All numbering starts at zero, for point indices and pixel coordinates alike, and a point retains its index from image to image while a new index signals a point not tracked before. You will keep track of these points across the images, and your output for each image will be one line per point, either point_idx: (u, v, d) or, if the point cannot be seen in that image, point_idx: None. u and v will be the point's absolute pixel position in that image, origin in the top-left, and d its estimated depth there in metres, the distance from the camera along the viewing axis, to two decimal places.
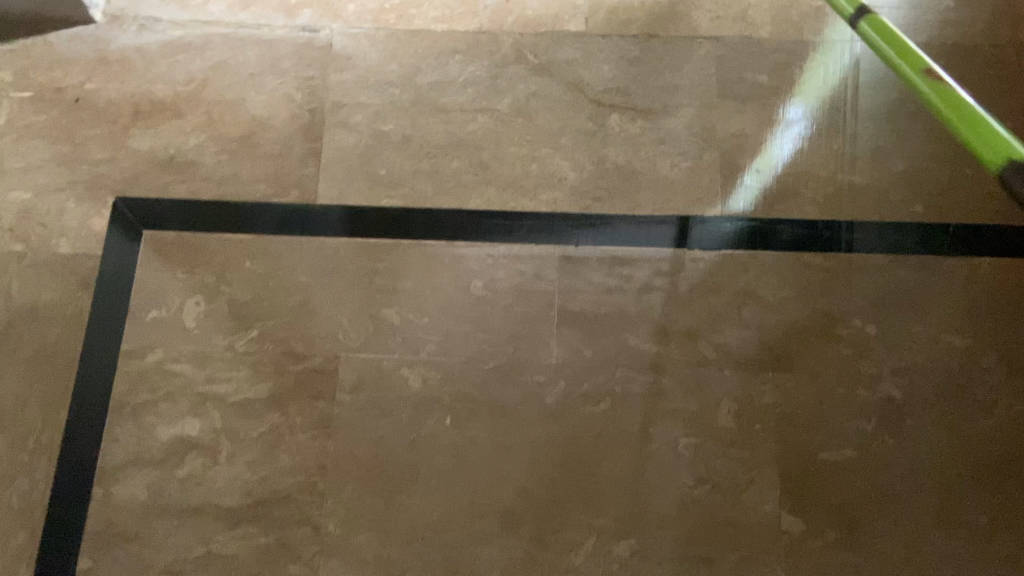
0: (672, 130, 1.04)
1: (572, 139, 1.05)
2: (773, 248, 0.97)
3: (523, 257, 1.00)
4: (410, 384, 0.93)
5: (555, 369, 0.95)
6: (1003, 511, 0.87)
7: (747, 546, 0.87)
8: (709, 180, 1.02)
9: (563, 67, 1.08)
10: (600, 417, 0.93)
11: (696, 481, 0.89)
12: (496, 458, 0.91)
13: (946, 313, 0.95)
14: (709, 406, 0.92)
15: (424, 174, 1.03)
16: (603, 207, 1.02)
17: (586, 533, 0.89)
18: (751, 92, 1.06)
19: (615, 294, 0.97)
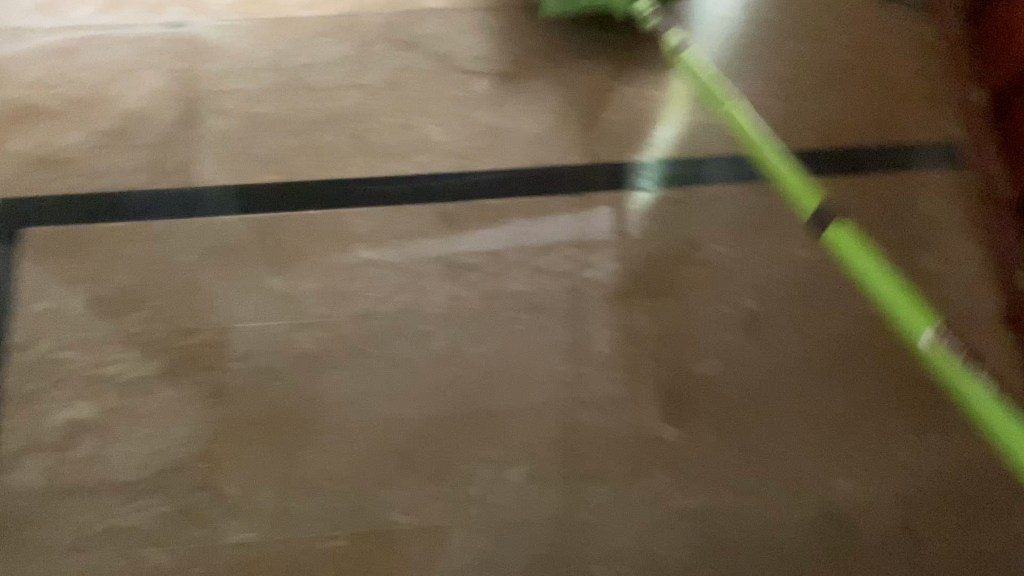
0: (533, 90, 1.09)
1: (443, 106, 1.08)
2: (633, 189, 1.05)
3: (402, 215, 1.03)
4: (300, 345, 0.96)
5: (440, 317, 0.98)
6: (860, 399, 0.95)
7: (629, 461, 0.92)
8: (571, 132, 1.08)
9: (431, 41, 1.11)
10: (487, 356, 0.96)
11: (580, 407, 0.94)
12: (391, 405, 0.94)
13: (795, 230, 1.03)
14: (585, 337, 0.97)
15: (301, 152, 1.05)
16: (476, 164, 1.06)
17: (482, 465, 0.91)
18: (602, 50, 1.12)
19: (493, 242, 1.02)
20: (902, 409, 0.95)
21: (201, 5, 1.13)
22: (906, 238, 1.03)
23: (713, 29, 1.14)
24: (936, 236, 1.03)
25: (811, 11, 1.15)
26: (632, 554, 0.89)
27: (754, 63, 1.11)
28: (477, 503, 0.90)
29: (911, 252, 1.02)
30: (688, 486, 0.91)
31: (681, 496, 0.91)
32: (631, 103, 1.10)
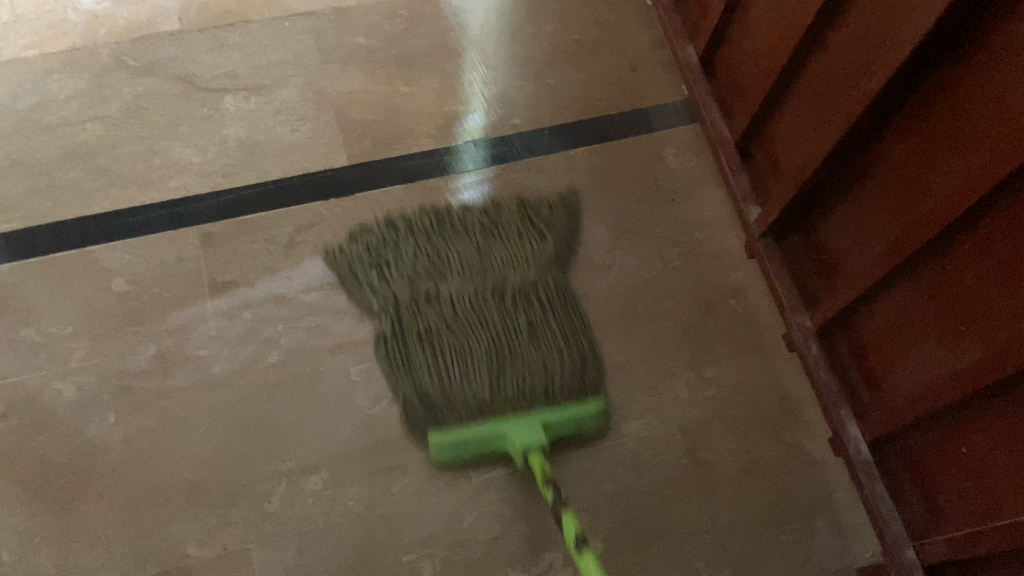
0: (285, 100, 1.08)
1: (190, 127, 1.05)
2: (399, 182, 1.06)
3: (161, 243, 0.99)
4: (64, 395, 0.90)
5: (216, 340, 0.95)
6: (637, 348, 1.00)
7: (427, 447, 0.92)
8: (330, 136, 1.07)
9: (169, 65, 1.08)
10: (270, 371, 0.94)
11: (371, 402, 0.94)
12: (173, 438, 0.90)
13: (558, 200, 1.08)
14: (369, 334, 0.97)
15: (41, 194, 1.00)
16: (234, 181, 1.03)
17: (277, 480, 0.89)
18: (350, 53, 1.13)
19: (262, 255, 0.99)
20: (676, 347, 1.00)
21: None
22: (658, 193, 1.10)
23: (456, 23, 1.17)
24: (685, 186, 1.10)
25: None
26: (441, 537, 0.89)
27: (498, 51, 1.16)
28: (276, 519, 0.88)
29: (664, 205, 1.09)
30: (487, 459, 0.93)
31: (481, 470, 0.92)
32: (387, 102, 1.11)
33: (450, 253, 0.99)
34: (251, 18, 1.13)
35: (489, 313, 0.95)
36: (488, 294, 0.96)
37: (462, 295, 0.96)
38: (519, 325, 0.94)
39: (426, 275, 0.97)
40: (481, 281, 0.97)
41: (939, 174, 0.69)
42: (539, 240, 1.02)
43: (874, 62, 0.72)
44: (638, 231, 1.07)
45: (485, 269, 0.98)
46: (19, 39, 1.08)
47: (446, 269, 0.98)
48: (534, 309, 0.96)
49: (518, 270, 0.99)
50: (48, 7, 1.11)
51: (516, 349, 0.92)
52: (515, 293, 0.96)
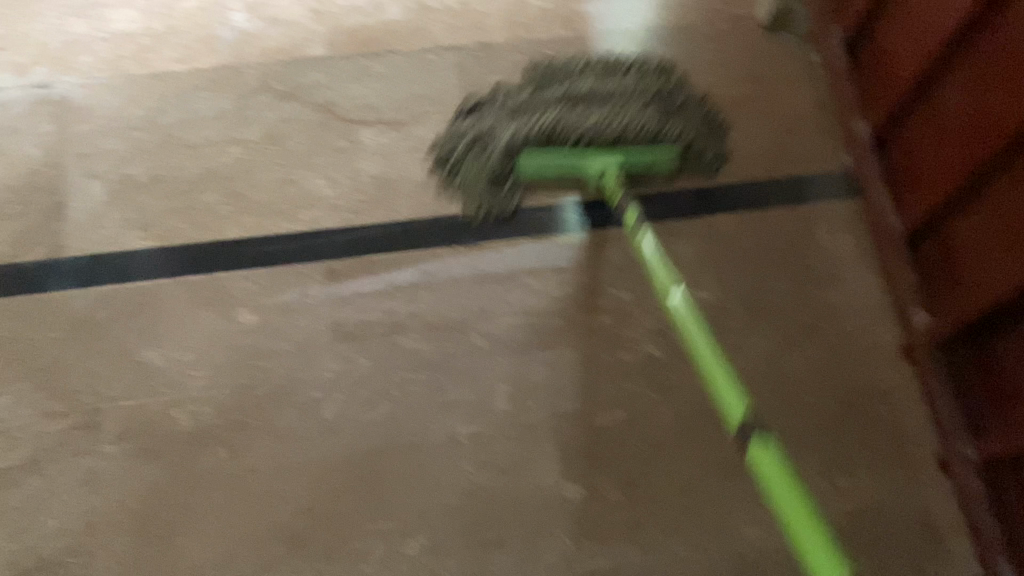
0: (422, 138, 1.06)
1: (326, 158, 1.04)
2: (529, 236, 1.02)
3: (287, 276, 0.98)
4: (179, 423, 0.90)
5: (330, 383, 0.93)
6: (763, 445, 0.93)
7: (531, 524, 0.88)
8: (463, 181, 1.04)
9: (311, 92, 1.07)
10: (380, 422, 0.92)
11: (478, 468, 0.90)
12: (278, 481, 0.89)
13: (695, 270, 1.00)
14: (483, 394, 0.94)
15: (179, 214, 1.00)
16: (364, 219, 1.02)
17: (376, 539, 0.87)
18: (492, 93, 1.09)
19: (384, 300, 0.97)
20: (808, 451, 0.93)
21: (67, 63, 1.07)
22: (806, 272, 1.01)
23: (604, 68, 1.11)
24: (837, 268, 1.01)
25: (703, 43, 1.12)
26: None
27: None
28: None
29: (811, 287, 1.00)
30: (592, 546, 0.88)
31: (585, 557, 0.87)
32: None
33: (572, 77, 1.05)
34: (396, 49, 1.11)
35: (594, 104, 1.01)
36: (592, 90, 1.02)
37: (566, 115, 0.98)
38: (637, 142, 0.99)
39: (559, 74, 1.06)
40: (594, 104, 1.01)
41: None
42: (678, 97, 1.05)
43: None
44: (779, 314, 0.99)
45: (605, 95, 1.04)
46: (171, 52, 1.09)
47: (566, 89, 1.03)
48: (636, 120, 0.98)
49: (632, 108, 1.01)
50: (201, 21, 1.11)
51: (617, 134, 0.98)
52: (628, 103, 1.01)
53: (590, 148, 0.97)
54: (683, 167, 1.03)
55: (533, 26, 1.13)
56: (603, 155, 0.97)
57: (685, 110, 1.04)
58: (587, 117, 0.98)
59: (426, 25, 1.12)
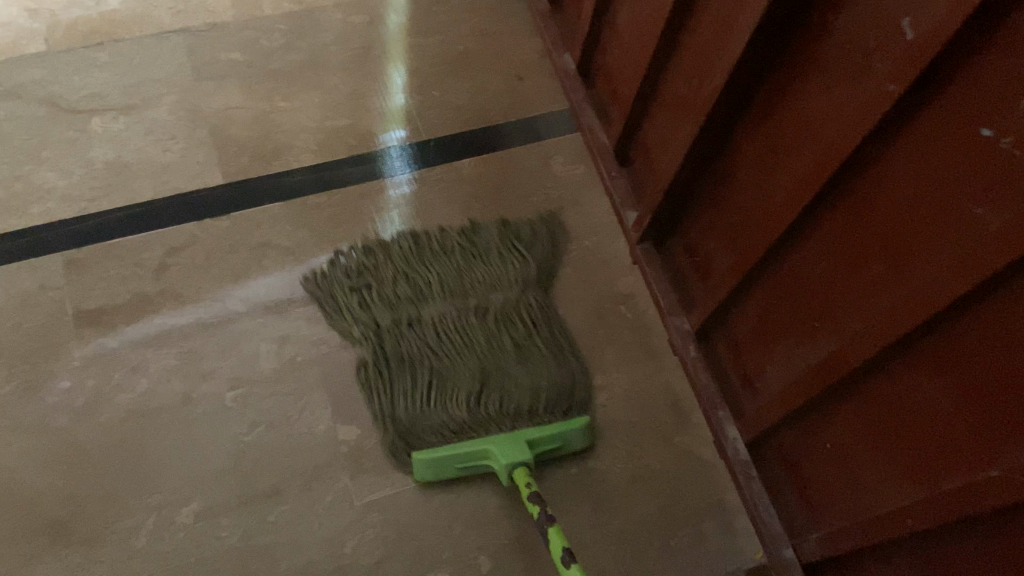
0: (157, 119, 1.05)
1: (55, 150, 1.01)
2: (280, 199, 1.03)
3: (22, 272, 0.94)
4: None
5: (80, 370, 0.90)
6: None
7: (308, 470, 0.90)
8: (205, 155, 1.04)
9: (33, 89, 1.05)
10: (140, 400, 0.90)
11: (249, 428, 0.91)
12: (31, 475, 0.85)
13: (443, 212, 1.06)
14: (247, 357, 0.94)
15: None
16: (103, 204, 0.99)
17: (146, 513, 0.85)
18: (226, 70, 1.09)
19: (131, 281, 0.96)
20: None
21: None
22: (546, 202, 1.09)
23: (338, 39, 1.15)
24: (573, 194, 1.10)
25: (428, 8, 1.20)
26: (319, 563, 0.85)
27: (382, 63, 1.14)
28: (143, 555, 0.83)
29: (552, 213, 1.08)
30: (371, 480, 0.90)
31: (365, 491, 0.90)
32: (264, 116, 1.07)
33: (421, 264, 1.00)
34: (121, 38, 1.10)
35: (468, 324, 0.96)
36: (456, 288, 0.99)
37: (428, 342, 0.95)
38: (484, 339, 0.95)
39: (408, 299, 0.98)
40: (463, 331, 0.96)
41: (791, 163, 0.68)
42: (507, 262, 1.02)
43: (723, 55, 0.71)
44: None
45: (474, 298, 0.98)
46: None
47: (433, 305, 0.97)
48: (532, 358, 0.95)
49: (498, 267, 1.01)
50: None
51: (484, 339, 0.95)
52: (512, 343, 0.96)
53: (492, 450, 0.86)
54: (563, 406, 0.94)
55: (261, 5, 1.15)
56: (500, 462, 0.85)
57: (520, 342, 0.96)
58: (457, 392, 0.92)
59: (151, 13, 1.12)
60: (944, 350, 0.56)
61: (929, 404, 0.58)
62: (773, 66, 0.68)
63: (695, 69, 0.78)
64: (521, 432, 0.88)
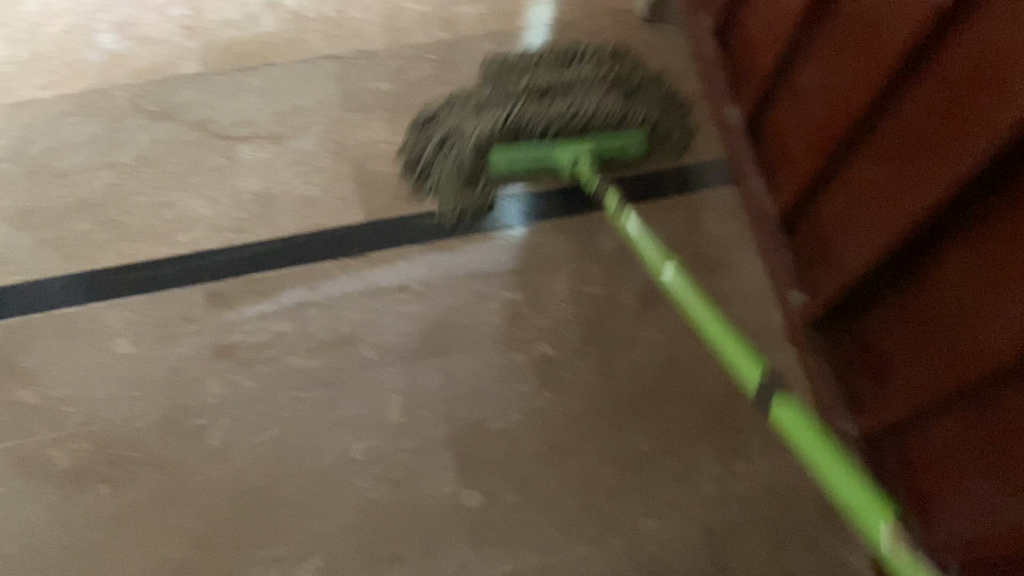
0: (303, 151, 1.03)
1: (204, 177, 1.01)
2: (417, 242, 1.00)
3: (167, 302, 0.95)
4: (58, 462, 0.87)
5: (216, 408, 0.91)
6: (661, 435, 0.92)
7: (430, 535, 0.87)
8: (347, 191, 1.02)
9: (186, 110, 1.05)
10: (269, 444, 0.90)
11: (373, 483, 0.89)
12: (164, 513, 0.86)
13: (584, 266, 1.00)
14: (376, 406, 0.92)
15: (50, 244, 0.97)
16: (246, 237, 0.99)
17: (269, 564, 0.85)
18: (373, 101, 1.07)
19: (269, 319, 0.95)
20: (702, 434, 0.92)
21: None
22: (694, 260, 1.01)
23: None
24: (724, 253, 1.01)
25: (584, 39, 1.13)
26: None
27: None
28: None
29: (700, 273, 1.00)
30: (492, 552, 0.87)
31: (485, 563, 0.86)
32: (407, 153, 1.05)
33: (533, 74, 1.04)
34: (274, 63, 1.08)
35: (569, 95, 1.02)
36: (561, 91, 1.02)
37: (526, 108, 0.99)
38: (577, 120, 0.99)
39: (494, 103, 1.02)
40: (556, 108, 0.99)
41: (1008, 302, 0.60)
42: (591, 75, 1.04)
43: (937, 156, 0.64)
44: (669, 303, 0.99)
45: (567, 79, 1.04)
46: (36, 78, 1.05)
47: (528, 75, 1.04)
48: (602, 109, 0.99)
49: (574, 75, 1.04)
50: (66, 46, 1.07)
51: (573, 119, 0.99)
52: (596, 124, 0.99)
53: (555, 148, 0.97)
54: (655, 148, 1.04)
55: (412, 32, 1.11)
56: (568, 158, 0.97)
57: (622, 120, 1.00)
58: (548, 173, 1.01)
59: (303, 36, 1.10)
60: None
61: None
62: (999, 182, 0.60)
63: (893, 171, 0.71)
64: (595, 140, 0.99)
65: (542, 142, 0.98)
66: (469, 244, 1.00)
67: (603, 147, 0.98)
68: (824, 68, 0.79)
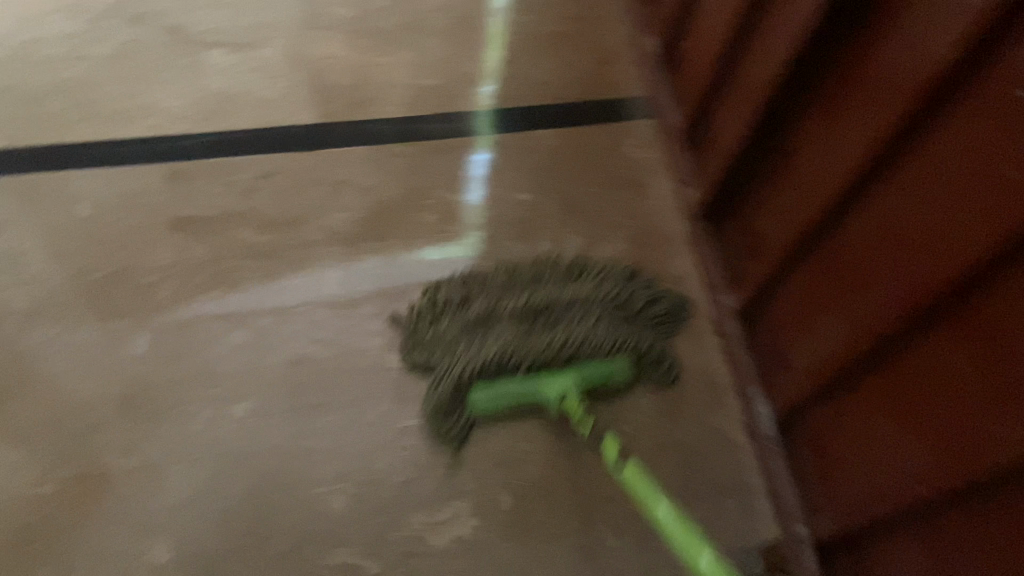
0: (265, 58, 1.14)
1: (172, 73, 1.12)
2: (364, 143, 1.10)
3: (128, 175, 1.04)
4: (18, 303, 0.95)
5: (165, 269, 0.99)
6: None
7: (355, 388, 0.95)
8: (303, 96, 1.12)
9: (161, 17, 1.16)
10: (213, 302, 0.98)
11: (306, 341, 0.97)
12: (110, 353, 0.93)
13: (514, 175, 1.11)
14: (315, 277, 1.01)
15: (26, 120, 1.07)
16: (206, 127, 1.08)
17: (204, 403, 0.92)
18: (333, 23, 1.19)
19: (221, 198, 1.04)
20: None
21: None
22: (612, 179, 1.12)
23: (439, 9, 1.23)
24: (641, 174, 1.12)
25: None
26: (354, 475, 0.91)
27: (477, 36, 1.21)
28: (197, 438, 0.90)
29: (620, 190, 1.11)
30: (411, 408, 0.95)
31: (403, 416, 0.95)
32: (361, 69, 1.16)
33: (474, 300, 0.98)
34: None
35: (546, 333, 0.95)
36: (573, 349, 0.93)
37: (511, 339, 0.94)
38: None
39: None
40: (562, 293, 0.99)
41: (842, 142, 0.71)
42: None
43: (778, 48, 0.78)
44: (590, 211, 1.09)
45: (566, 275, 1.01)
46: None
47: (513, 312, 0.96)
48: (592, 340, 0.94)
49: None
50: None
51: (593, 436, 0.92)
52: (566, 341, 0.94)
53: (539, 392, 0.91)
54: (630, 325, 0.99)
55: None
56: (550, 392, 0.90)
57: None
58: None
59: None
60: (968, 322, 0.57)
61: (936, 379, 0.61)
62: (826, 64, 0.74)
63: (761, 52, 0.82)
64: None
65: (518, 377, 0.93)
66: (398, 194, 1.07)
67: (589, 375, 0.92)
68: None
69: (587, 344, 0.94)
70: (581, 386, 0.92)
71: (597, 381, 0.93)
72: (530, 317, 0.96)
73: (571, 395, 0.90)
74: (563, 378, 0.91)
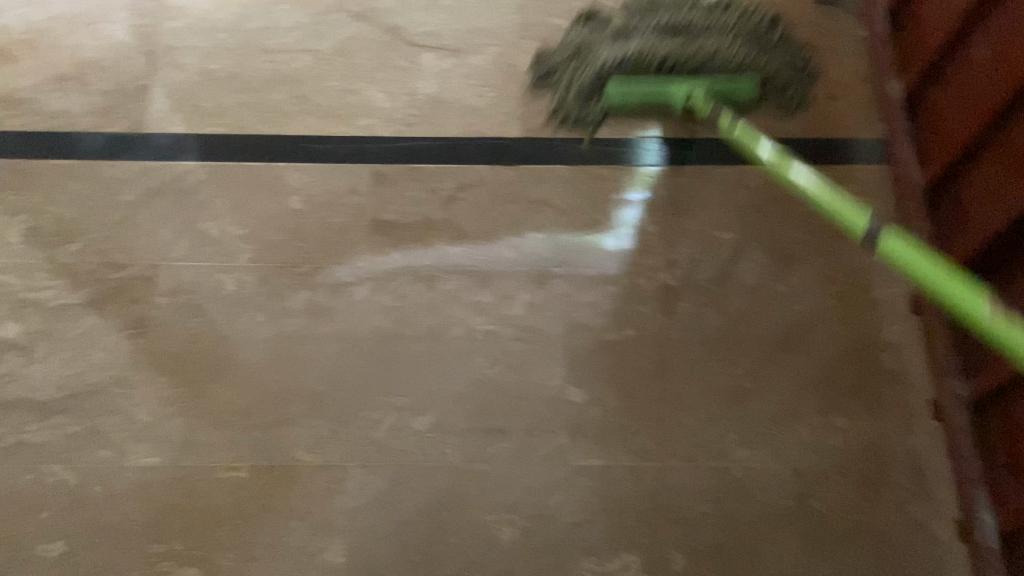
0: (478, 66, 1.13)
1: (387, 74, 1.13)
2: (568, 163, 1.07)
3: (338, 173, 1.06)
4: (226, 287, 0.99)
5: (363, 272, 1.00)
6: (769, 375, 0.96)
7: (534, 418, 0.93)
8: (511, 108, 1.11)
9: (382, 15, 1.17)
10: (405, 310, 0.98)
11: (491, 362, 0.96)
12: (305, 349, 0.96)
13: (719, 213, 1.05)
14: (505, 297, 1.00)
15: (248, 107, 1.10)
16: (415, 132, 1.09)
17: (387, 411, 0.93)
18: (548, 34, 1.16)
19: (423, 206, 1.04)
20: (810, 390, 0.95)
21: None
22: (825, 228, 1.04)
23: None
24: None
25: None
26: (524, 508, 0.89)
27: None
28: (378, 446, 0.91)
29: (833, 241, 1.03)
30: (589, 447, 0.92)
31: (580, 454, 0.92)
32: None
33: (632, 27, 1.09)
34: None
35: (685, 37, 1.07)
36: (704, 56, 1.05)
37: (648, 41, 1.06)
38: None
39: None
40: (699, 11, 1.10)
41: None
42: None
43: None
44: (798, 262, 1.02)
45: (711, 7, 1.11)
46: None
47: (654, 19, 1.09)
48: (725, 52, 1.05)
49: None
50: None
51: (790, 506, 0.90)
52: (702, 62, 1.05)
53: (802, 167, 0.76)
54: (763, 98, 1.09)
55: None
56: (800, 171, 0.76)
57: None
58: None
59: None
60: None
61: None
62: None
63: None
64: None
65: (659, 78, 1.04)
66: (596, 219, 1.04)
67: (717, 85, 1.02)
68: (994, 48, 0.85)
69: (717, 58, 1.05)
70: (709, 91, 1.02)
71: (727, 95, 1.03)
72: (669, 33, 1.08)
73: (696, 96, 1.01)
74: (693, 82, 1.02)
